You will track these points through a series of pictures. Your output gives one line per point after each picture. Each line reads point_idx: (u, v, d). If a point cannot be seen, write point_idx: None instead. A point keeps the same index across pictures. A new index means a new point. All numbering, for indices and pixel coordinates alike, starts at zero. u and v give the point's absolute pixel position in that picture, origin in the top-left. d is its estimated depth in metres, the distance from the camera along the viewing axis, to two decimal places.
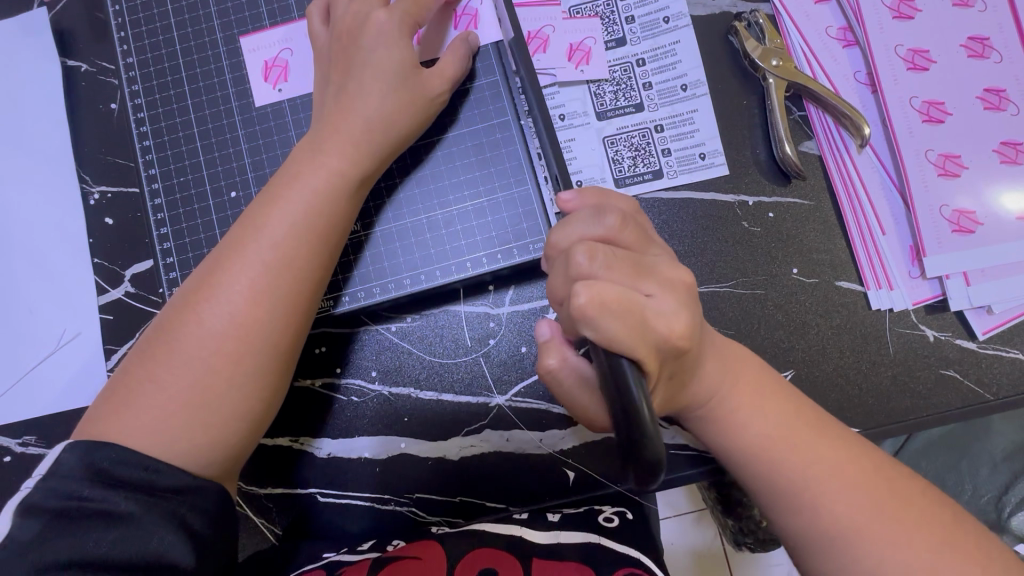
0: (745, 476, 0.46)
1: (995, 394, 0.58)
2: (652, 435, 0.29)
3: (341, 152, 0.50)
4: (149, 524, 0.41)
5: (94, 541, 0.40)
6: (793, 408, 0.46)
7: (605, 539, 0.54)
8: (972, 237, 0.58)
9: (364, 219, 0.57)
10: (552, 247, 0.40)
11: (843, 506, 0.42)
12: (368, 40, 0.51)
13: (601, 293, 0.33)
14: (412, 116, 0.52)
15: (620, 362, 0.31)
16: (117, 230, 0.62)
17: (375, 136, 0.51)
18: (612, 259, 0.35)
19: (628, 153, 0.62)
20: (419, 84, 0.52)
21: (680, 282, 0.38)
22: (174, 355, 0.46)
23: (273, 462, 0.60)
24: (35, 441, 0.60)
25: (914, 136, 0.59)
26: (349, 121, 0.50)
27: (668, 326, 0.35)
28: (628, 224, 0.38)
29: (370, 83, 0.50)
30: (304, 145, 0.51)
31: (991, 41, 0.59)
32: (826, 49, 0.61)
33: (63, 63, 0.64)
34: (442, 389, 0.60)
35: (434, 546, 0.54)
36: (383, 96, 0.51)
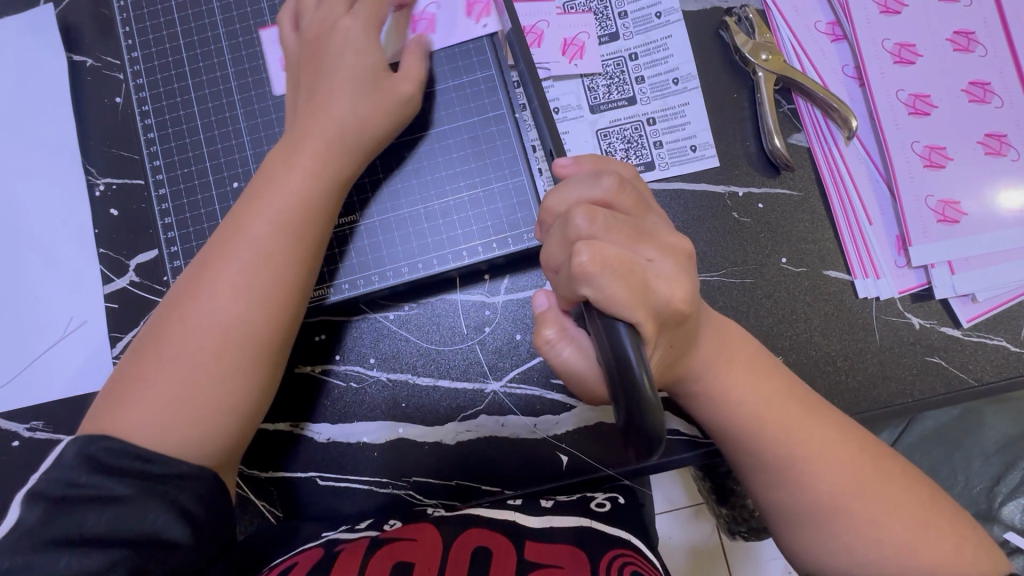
0: (732, 449, 0.48)
1: (980, 381, 0.59)
2: (652, 400, 0.30)
3: (314, 154, 0.51)
4: (144, 505, 0.43)
5: (91, 522, 0.42)
6: (784, 383, 0.48)
7: (596, 522, 0.57)
8: (956, 228, 0.59)
9: (347, 213, 0.59)
10: (547, 211, 0.40)
11: (827, 481, 0.46)
12: (335, 45, 0.52)
13: (602, 252, 0.34)
14: (391, 116, 0.54)
15: (616, 326, 0.33)
16: (122, 221, 0.64)
17: (366, 129, 0.52)
18: (612, 222, 0.36)
19: (621, 145, 0.63)
20: None
21: (679, 248, 0.39)
22: (167, 351, 0.47)
23: (274, 446, 0.61)
24: (43, 426, 0.62)
25: (900, 128, 0.60)
26: (322, 121, 0.52)
27: (669, 290, 0.36)
28: (625, 187, 0.39)
29: (339, 87, 0.52)
30: (279, 148, 0.53)
31: (977, 35, 0.61)
32: (814, 44, 0.63)
33: (70, 57, 0.66)
34: (439, 375, 0.61)
35: (430, 529, 0.56)
36: (354, 99, 0.52)
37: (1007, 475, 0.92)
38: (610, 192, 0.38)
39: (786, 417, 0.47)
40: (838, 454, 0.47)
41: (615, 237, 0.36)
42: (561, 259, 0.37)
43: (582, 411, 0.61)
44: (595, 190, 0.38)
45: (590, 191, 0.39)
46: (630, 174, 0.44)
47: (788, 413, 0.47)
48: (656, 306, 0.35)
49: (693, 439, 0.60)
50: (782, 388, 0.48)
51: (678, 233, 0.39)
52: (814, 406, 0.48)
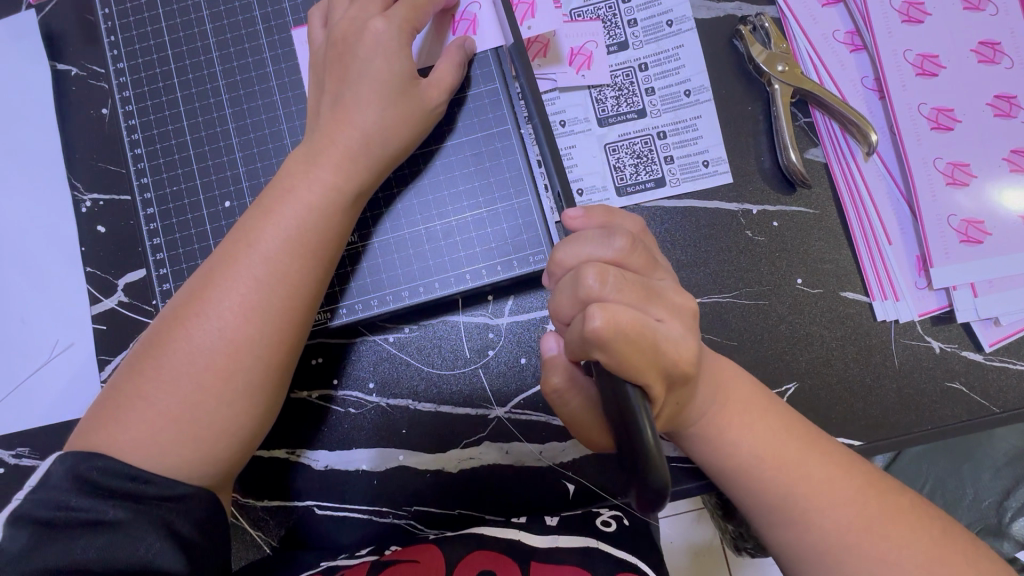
0: (732, 489, 0.46)
1: (1001, 407, 0.57)
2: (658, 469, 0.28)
3: (335, 165, 0.49)
4: (137, 530, 0.41)
5: (82, 547, 0.40)
6: (785, 419, 0.46)
7: (603, 544, 0.56)
8: (979, 248, 0.57)
9: (359, 229, 0.56)
10: (554, 264, 0.38)
11: (833, 523, 0.42)
12: (365, 50, 0.49)
13: (615, 317, 0.32)
14: (412, 128, 0.51)
15: (625, 388, 0.31)
16: (110, 239, 0.61)
17: (369, 148, 0.50)
18: (623, 282, 0.34)
19: (630, 161, 0.61)
20: (416, 95, 0.51)
21: (686, 308, 0.37)
22: (164, 370, 0.45)
23: (269, 473, 0.59)
24: (29, 453, 0.60)
25: (923, 144, 0.58)
26: (343, 133, 0.49)
27: (677, 351, 0.35)
28: (637, 247, 0.37)
29: (366, 95, 0.49)
30: (297, 156, 0.50)
31: (1003, 46, 0.58)
32: (833, 54, 0.60)
33: (53, 66, 0.63)
34: (441, 401, 0.59)
35: (433, 549, 0.54)
36: (380, 108, 0.49)
37: (1016, 490, 0.90)
38: (623, 252, 0.36)
39: (782, 454, 0.44)
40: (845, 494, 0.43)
41: (624, 299, 0.34)
42: (571, 315, 0.35)
43: None
44: (605, 250, 0.37)
45: (602, 252, 0.37)
46: (637, 229, 0.42)
47: (784, 450, 0.44)
48: (666, 367, 0.34)
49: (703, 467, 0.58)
50: (779, 426, 0.45)
51: (685, 291, 0.38)
52: (818, 443, 0.45)
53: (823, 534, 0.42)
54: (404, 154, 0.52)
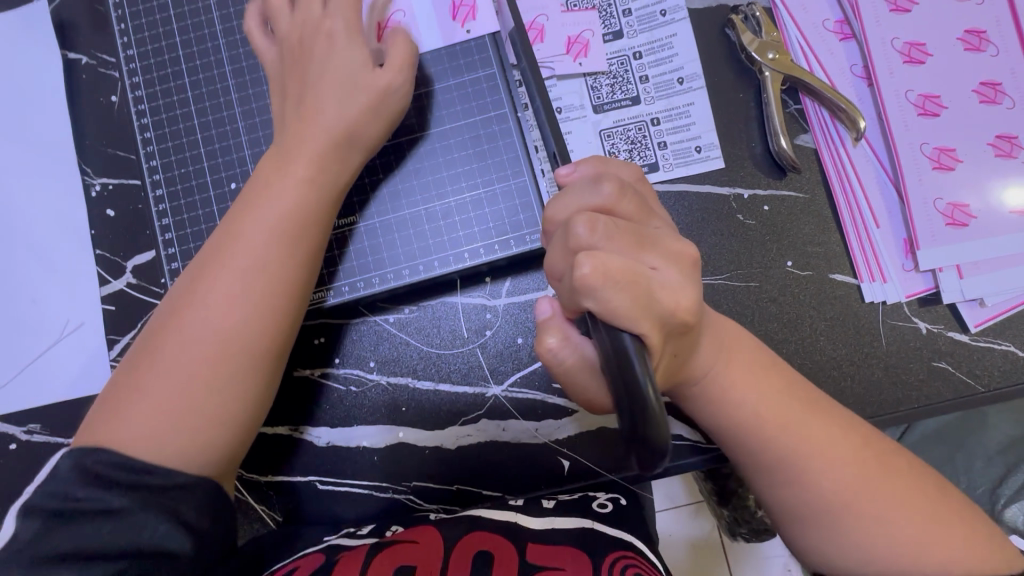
0: (738, 451, 0.47)
1: (987, 386, 0.58)
2: (654, 412, 0.29)
3: (307, 160, 0.51)
4: (144, 518, 0.42)
5: (88, 535, 0.41)
6: (786, 384, 0.47)
7: (596, 524, 0.55)
8: (965, 230, 0.58)
9: (346, 214, 0.58)
10: (549, 218, 0.39)
11: (829, 482, 0.44)
12: (323, 50, 0.52)
13: (605, 263, 0.33)
14: (381, 122, 0.53)
15: (622, 338, 0.32)
16: (119, 222, 0.63)
17: (344, 141, 0.52)
18: (613, 230, 0.35)
19: (624, 146, 0.62)
20: (384, 80, 0.52)
21: (686, 255, 0.37)
22: (160, 363, 0.47)
23: (273, 450, 0.61)
24: (40, 429, 0.62)
25: (909, 129, 0.59)
26: (313, 128, 0.51)
27: (675, 300, 0.35)
28: (626, 194, 0.37)
29: (328, 92, 0.51)
30: (272, 153, 0.52)
31: (988, 34, 0.59)
32: (822, 42, 0.62)
33: (64, 55, 0.65)
34: (439, 379, 0.61)
35: (431, 530, 0.56)
36: (344, 103, 0.51)
37: (1010, 477, 0.91)
38: (610, 199, 0.37)
39: (786, 416, 0.45)
40: (840, 449, 0.45)
41: (616, 245, 0.35)
42: (564, 269, 0.36)
43: (584, 416, 0.60)
44: (595, 198, 0.37)
45: (592, 198, 0.37)
46: (633, 176, 0.43)
47: (789, 412, 0.45)
48: (662, 315, 0.34)
49: (696, 445, 0.60)
50: (782, 389, 0.46)
51: (683, 238, 0.38)
52: (812, 401, 0.47)
53: (818, 494, 0.44)
54: (377, 148, 0.54)
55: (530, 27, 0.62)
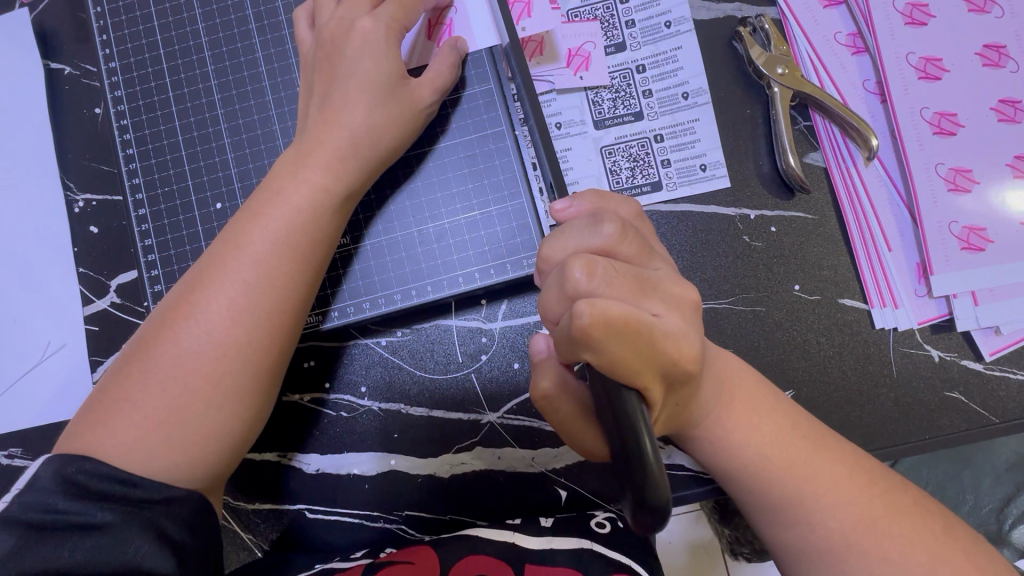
0: (739, 490, 0.44)
1: (1001, 418, 0.56)
2: (655, 475, 0.28)
3: (324, 166, 0.48)
4: (127, 533, 0.40)
5: (67, 551, 0.39)
6: (791, 418, 0.45)
7: (597, 546, 0.53)
8: (980, 255, 0.56)
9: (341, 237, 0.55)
10: (544, 258, 0.37)
11: (838, 521, 0.41)
12: (353, 51, 0.49)
13: (606, 311, 0.30)
14: (401, 129, 0.51)
15: (622, 393, 0.30)
16: (102, 239, 0.61)
17: (360, 148, 0.49)
18: (612, 275, 0.33)
19: (626, 164, 0.60)
20: (406, 95, 0.50)
21: (686, 300, 0.36)
22: (150, 374, 0.45)
23: (260, 476, 0.59)
24: (21, 453, 0.60)
25: (924, 148, 0.57)
26: (332, 134, 0.49)
27: (678, 349, 0.33)
28: (627, 235, 0.35)
29: (353, 96, 0.49)
30: (287, 158, 0.49)
31: (1008, 49, 0.57)
32: (833, 56, 0.59)
33: (46, 65, 0.62)
34: (433, 406, 0.59)
35: (427, 550, 0.53)
36: (368, 108, 0.49)
37: (1016, 497, 0.89)
38: (611, 241, 0.35)
39: (791, 455, 0.43)
40: (844, 488, 0.42)
41: (615, 292, 0.33)
42: (559, 314, 0.33)
43: None
44: (593, 240, 0.35)
45: (590, 240, 0.35)
46: (632, 214, 0.41)
47: (793, 449, 0.43)
48: (663, 366, 0.33)
49: (697, 475, 0.58)
50: (786, 423, 0.44)
51: (683, 280, 0.36)
52: (816, 436, 0.44)
53: (829, 535, 0.41)
54: (393, 155, 0.52)
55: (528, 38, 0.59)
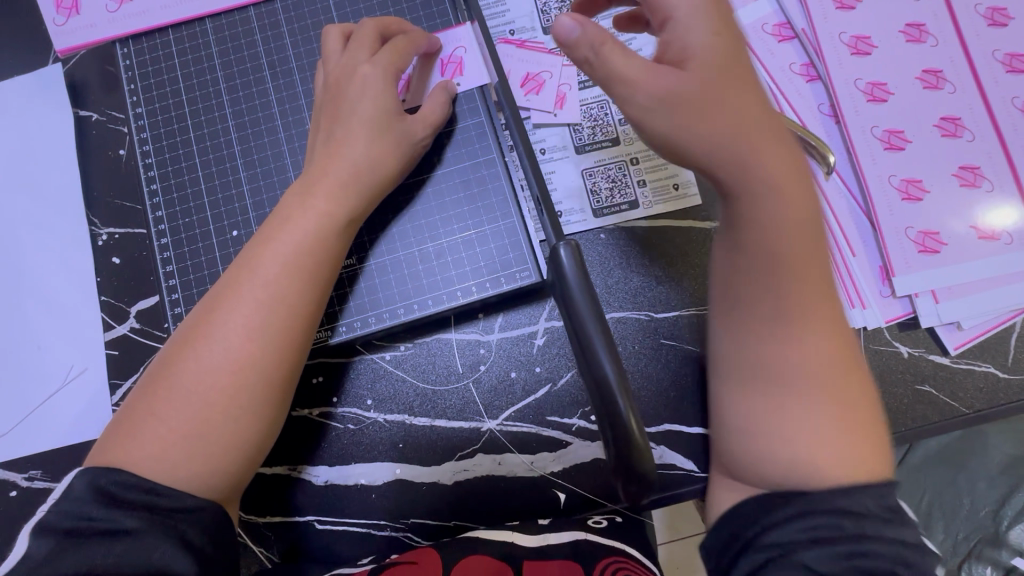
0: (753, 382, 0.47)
1: (970, 408, 0.60)
2: (644, 458, 0.34)
3: (327, 195, 0.53)
4: (153, 539, 0.43)
5: (100, 553, 0.42)
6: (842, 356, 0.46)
7: (592, 535, 0.60)
8: (937, 257, 0.61)
9: (345, 257, 0.60)
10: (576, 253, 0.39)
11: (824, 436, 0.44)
12: (354, 92, 0.55)
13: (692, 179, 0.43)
14: (396, 158, 0.56)
15: (608, 388, 0.34)
16: (124, 269, 0.65)
17: (361, 176, 0.54)
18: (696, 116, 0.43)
19: (605, 184, 0.65)
20: (402, 130, 0.56)
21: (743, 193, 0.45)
22: (173, 388, 0.48)
23: (270, 490, 0.61)
24: (41, 475, 0.62)
25: (877, 162, 0.62)
26: (337, 166, 0.54)
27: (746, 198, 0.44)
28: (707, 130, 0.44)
29: (355, 130, 0.54)
30: (291, 190, 0.55)
31: (944, 73, 0.63)
32: (791, 84, 0.66)
33: (77, 112, 0.68)
34: (436, 415, 0.62)
35: (430, 552, 0.58)
36: (367, 142, 0.54)
37: (1012, 498, 0.89)
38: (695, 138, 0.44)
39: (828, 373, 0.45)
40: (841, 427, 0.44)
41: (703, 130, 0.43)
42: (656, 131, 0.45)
43: (579, 448, 0.61)
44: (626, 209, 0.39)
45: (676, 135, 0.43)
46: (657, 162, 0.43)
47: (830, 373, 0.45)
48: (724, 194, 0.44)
49: (687, 476, 0.60)
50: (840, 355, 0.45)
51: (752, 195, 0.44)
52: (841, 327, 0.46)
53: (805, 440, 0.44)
54: (392, 181, 0.57)
55: (530, 77, 0.66)
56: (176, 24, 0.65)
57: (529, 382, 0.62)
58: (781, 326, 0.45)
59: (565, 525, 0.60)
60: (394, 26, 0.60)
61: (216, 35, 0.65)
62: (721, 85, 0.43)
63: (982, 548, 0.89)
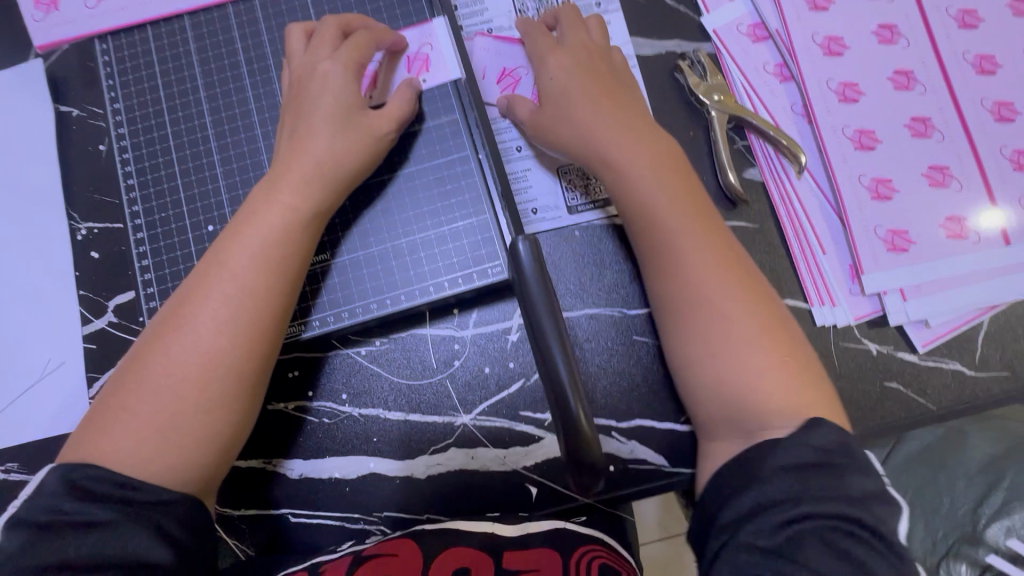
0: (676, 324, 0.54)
1: (938, 405, 0.60)
2: (593, 455, 0.35)
3: (293, 189, 0.54)
4: (130, 530, 0.44)
5: (77, 546, 0.43)
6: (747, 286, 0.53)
7: (569, 524, 0.62)
8: (906, 256, 0.62)
9: (320, 253, 0.61)
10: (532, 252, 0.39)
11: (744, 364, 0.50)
12: (314, 89, 0.56)
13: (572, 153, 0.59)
14: (364, 155, 0.57)
15: (560, 386, 0.35)
16: (102, 263, 0.66)
17: (324, 173, 0.55)
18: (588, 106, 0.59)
19: (580, 181, 0.65)
20: (363, 125, 0.57)
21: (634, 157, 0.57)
22: (145, 382, 0.49)
23: (245, 483, 0.62)
24: (17, 468, 0.63)
25: (847, 162, 0.63)
26: (299, 161, 0.55)
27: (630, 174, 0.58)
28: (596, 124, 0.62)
29: (317, 126, 0.55)
30: (263, 185, 0.55)
31: (915, 74, 0.64)
32: (763, 84, 0.66)
33: (56, 108, 0.68)
34: (410, 410, 0.62)
35: (410, 543, 0.59)
36: (331, 137, 0.55)
37: (991, 496, 0.90)
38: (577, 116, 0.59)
39: (738, 301, 0.52)
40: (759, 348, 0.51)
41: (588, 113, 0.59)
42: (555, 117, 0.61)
43: (551, 443, 0.62)
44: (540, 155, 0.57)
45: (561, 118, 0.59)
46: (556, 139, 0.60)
47: (738, 301, 0.52)
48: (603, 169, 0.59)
49: (658, 470, 0.60)
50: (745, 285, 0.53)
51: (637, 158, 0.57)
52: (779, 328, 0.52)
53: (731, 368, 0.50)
54: (359, 175, 0.58)
55: (507, 73, 0.67)
56: (155, 20, 0.65)
57: (503, 377, 0.63)
58: (685, 265, 0.53)
59: (543, 516, 0.62)
60: (357, 23, 0.60)
61: (194, 32, 0.65)
62: (620, 143, 0.57)
63: (961, 547, 0.88)
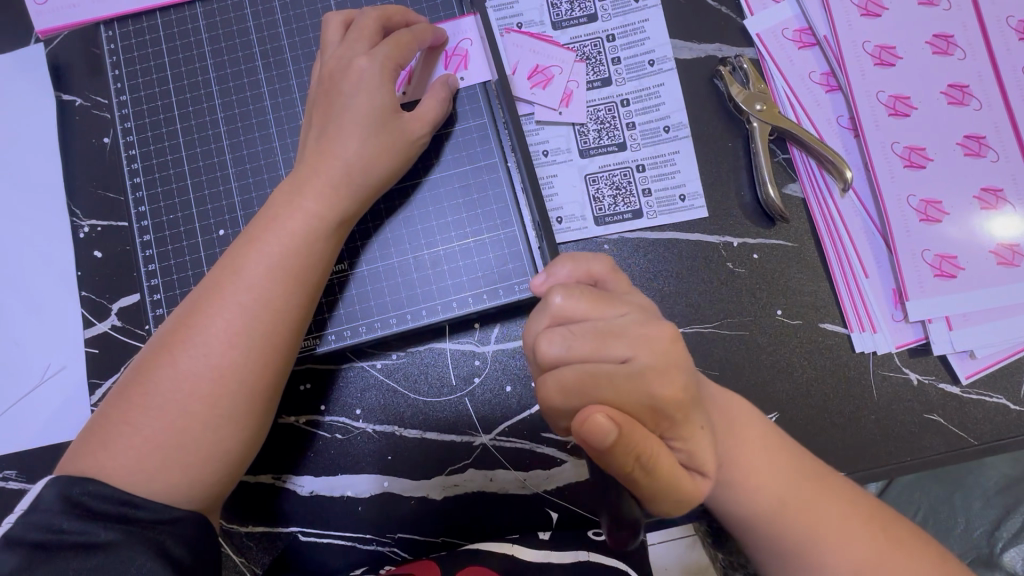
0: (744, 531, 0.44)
1: (979, 440, 0.58)
2: None
3: (318, 195, 0.51)
4: (131, 550, 0.40)
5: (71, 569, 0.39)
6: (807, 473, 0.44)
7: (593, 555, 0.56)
8: (953, 282, 0.58)
9: (337, 263, 0.57)
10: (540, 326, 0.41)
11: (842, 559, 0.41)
12: (349, 86, 0.52)
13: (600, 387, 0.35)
14: (392, 158, 0.53)
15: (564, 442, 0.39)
16: (106, 264, 0.63)
17: (353, 177, 0.52)
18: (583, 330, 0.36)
19: (609, 191, 0.62)
20: (399, 127, 0.53)
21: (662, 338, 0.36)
22: (150, 395, 0.46)
23: (254, 498, 0.59)
24: (15, 477, 0.60)
25: (896, 181, 0.60)
26: (328, 164, 0.51)
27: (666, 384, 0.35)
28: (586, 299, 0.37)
29: (348, 128, 0.52)
30: (281, 189, 0.52)
31: (971, 89, 0.60)
32: (809, 94, 0.63)
33: (58, 97, 0.64)
34: (427, 428, 0.60)
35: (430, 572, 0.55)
36: (362, 139, 0.52)
37: (1008, 519, 0.79)
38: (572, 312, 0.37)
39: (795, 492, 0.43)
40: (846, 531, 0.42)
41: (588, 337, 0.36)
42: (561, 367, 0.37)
43: (572, 467, 0.59)
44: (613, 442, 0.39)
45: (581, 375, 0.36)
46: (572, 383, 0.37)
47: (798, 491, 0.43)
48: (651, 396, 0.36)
49: None
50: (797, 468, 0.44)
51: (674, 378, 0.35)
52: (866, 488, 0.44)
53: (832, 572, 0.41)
54: (387, 181, 0.54)
55: (539, 70, 0.62)
56: (165, 7, 0.61)
57: (525, 397, 0.60)
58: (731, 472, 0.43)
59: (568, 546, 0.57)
60: (399, 16, 0.56)
61: (207, 21, 0.61)
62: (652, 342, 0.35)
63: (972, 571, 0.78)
